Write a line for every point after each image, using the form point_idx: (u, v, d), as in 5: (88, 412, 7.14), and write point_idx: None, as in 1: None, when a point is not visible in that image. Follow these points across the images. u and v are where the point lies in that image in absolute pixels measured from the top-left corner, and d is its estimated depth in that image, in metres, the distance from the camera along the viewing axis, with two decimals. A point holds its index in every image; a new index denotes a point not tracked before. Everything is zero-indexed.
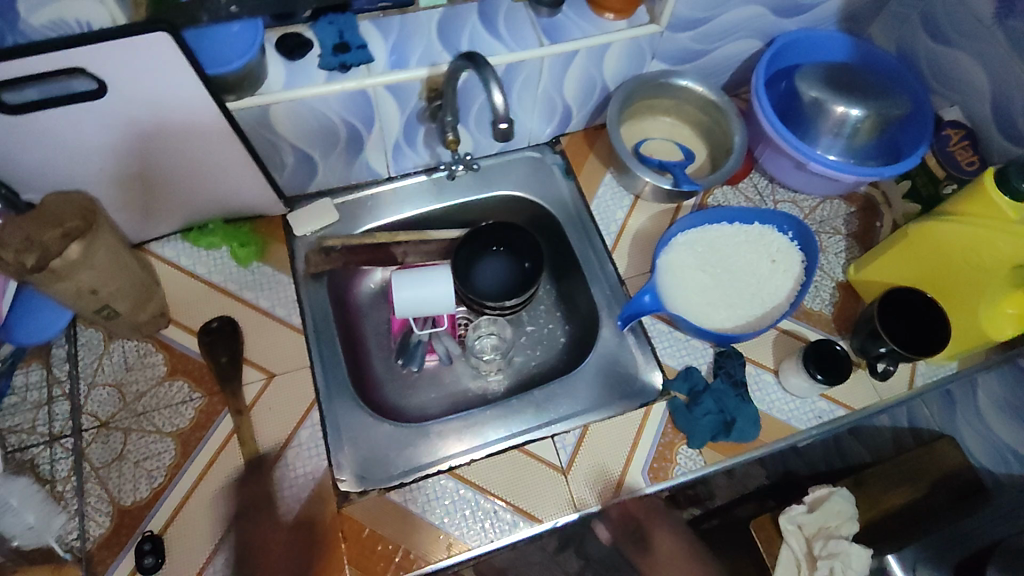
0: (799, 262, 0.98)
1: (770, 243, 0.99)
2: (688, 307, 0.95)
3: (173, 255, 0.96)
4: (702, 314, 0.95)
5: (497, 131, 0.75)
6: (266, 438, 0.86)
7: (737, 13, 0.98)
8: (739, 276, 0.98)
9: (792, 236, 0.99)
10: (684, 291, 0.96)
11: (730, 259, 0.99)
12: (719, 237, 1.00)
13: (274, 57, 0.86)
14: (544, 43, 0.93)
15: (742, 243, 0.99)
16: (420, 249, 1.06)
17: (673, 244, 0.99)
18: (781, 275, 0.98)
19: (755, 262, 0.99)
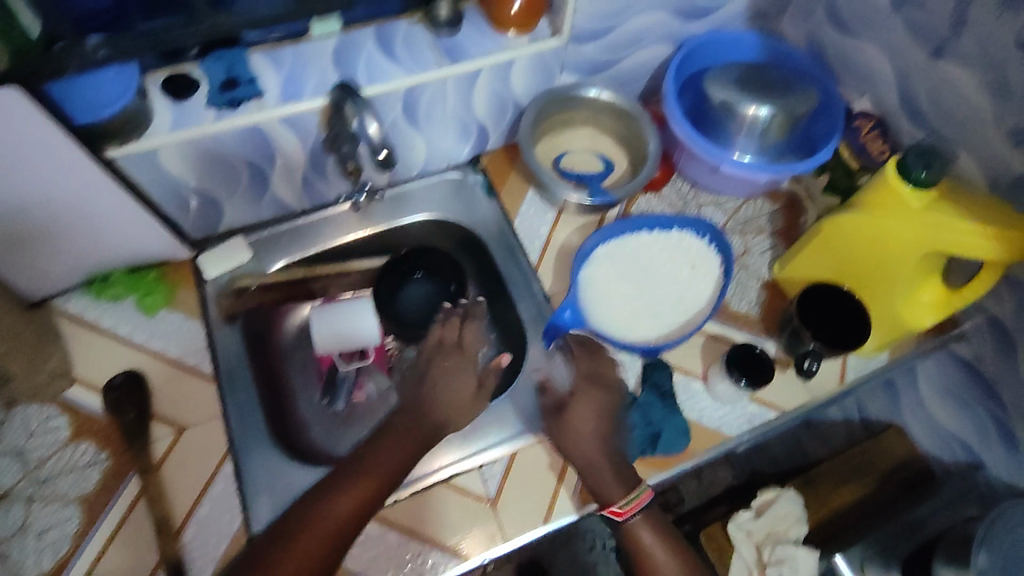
0: (719, 266, 0.97)
1: (690, 249, 0.98)
2: (613, 318, 0.94)
3: (76, 310, 0.92)
4: (626, 325, 0.94)
5: (378, 159, 0.81)
6: (177, 495, 0.82)
7: (639, 19, 0.97)
8: (663, 285, 0.96)
9: (711, 239, 0.98)
10: (608, 303, 0.95)
11: (651, 268, 0.97)
12: (641, 246, 0.98)
13: (158, 96, 0.82)
14: (444, 64, 0.91)
15: (663, 251, 0.98)
16: (341, 282, 1.03)
17: (594, 257, 0.97)
18: (703, 279, 0.97)
19: (676, 269, 0.97)
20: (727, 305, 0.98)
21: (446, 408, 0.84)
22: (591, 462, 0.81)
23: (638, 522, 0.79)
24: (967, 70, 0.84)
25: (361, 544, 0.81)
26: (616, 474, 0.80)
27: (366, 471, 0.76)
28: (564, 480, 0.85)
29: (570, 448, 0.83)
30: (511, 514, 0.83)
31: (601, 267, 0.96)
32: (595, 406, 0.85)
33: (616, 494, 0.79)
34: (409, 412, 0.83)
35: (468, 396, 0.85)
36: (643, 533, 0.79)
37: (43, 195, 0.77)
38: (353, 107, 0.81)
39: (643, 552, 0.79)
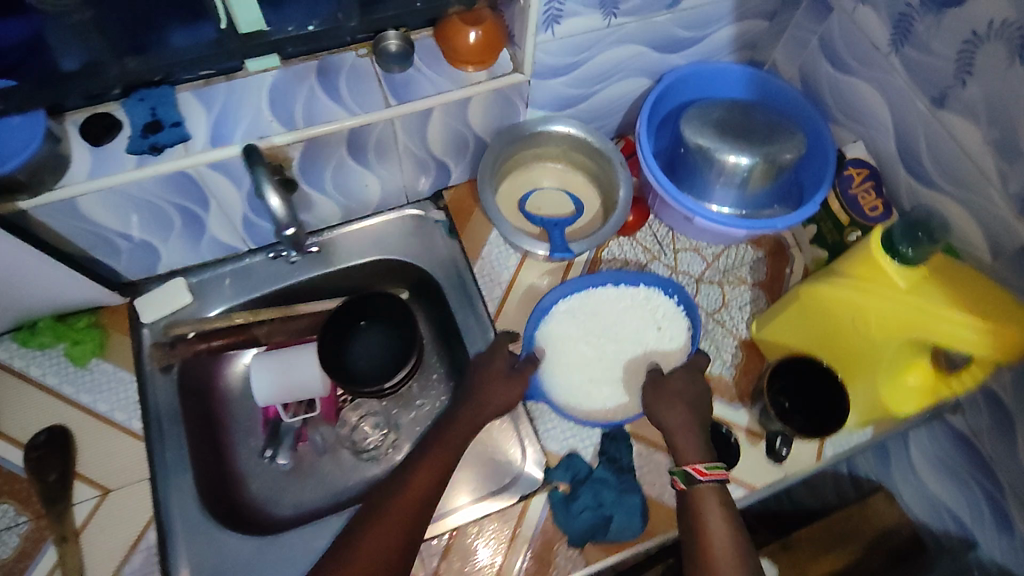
0: (686, 329, 0.92)
1: (657, 309, 0.92)
2: (570, 386, 0.89)
3: (5, 357, 0.88)
4: (585, 394, 0.89)
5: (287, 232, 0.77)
6: (95, 565, 0.78)
7: (612, 53, 0.90)
8: (625, 346, 0.92)
9: (678, 300, 0.92)
10: (565, 367, 0.90)
11: (615, 328, 0.92)
12: (606, 303, 0.93)
13: (76, 141, 0.77)
14: (392, 104, 0.83)
15: (627, 309, 0.93)
16: (287, 328, 0.97)
17: (555, 313, 0.92)
18: (670, 342, 0.91)
19: (640, 330, 0.92)
20: None
21: (488, 403, 0.83)
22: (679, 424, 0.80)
23: (710, 490, 0.75)
24: (971, 123, 0.74)
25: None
26: (702, 444, 0.79)
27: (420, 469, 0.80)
28: (509, 561, 0.80)
29: (661, 413, 0.82)
30: None
31: (560, 324, 0.91)
32: (687, 385, 0.84)
33: (699, 458, 0.78)
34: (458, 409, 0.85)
35: (507, 392, 0.84)
36: (709, 500, 0.74)
37: None
38: (251, 171, 0.74)
39: (700, 518, 0.74)
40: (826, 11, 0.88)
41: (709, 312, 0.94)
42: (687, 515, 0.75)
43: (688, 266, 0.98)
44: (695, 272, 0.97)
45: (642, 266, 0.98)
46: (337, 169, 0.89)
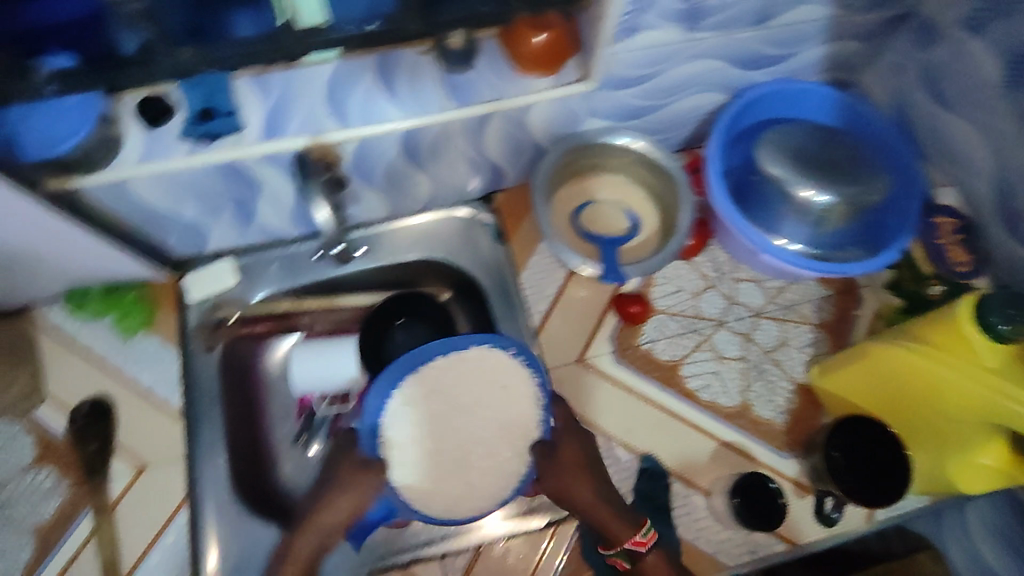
0: (532, 383, 0.78)
1: (489, 369, 0.77)
2: (434, 489, 0.75)
3: (56, 322, 0.90)
4: (447, 488, 0.76)
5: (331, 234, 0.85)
6: (130, 538, 0.81)
7: (687, 67, 0.83)
8: (470, 418, 0.77)
9: (516, 350, 0.78)
10: (419, 466, 0.76)
11: (460, 408, 0.77)
12: (433, 381, 0.77)
13: (130, 121, 0.75)
14: (450, 106, 0.80)
15: (463, 383, 0.78)
16: (330, 318, 0.97)
17: (391, 407, 0.76)
18: (518, 402, 0.78)
19: (479, 399, 0.78)
20: (747, 410, 0.87)
21: (348, 500, 0.74)
22: (590, 501, 0.75)
23: (655, 558, 0.75)
24: None
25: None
26: (620, 516, 0.74)
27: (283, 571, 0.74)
28: None
29: (571, 492, 0.75)
30: None
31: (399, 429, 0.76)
32: (576, 452, 0.77)
33: (629, 532, 0.74)
34: (309, 510, 0.75)
35: (366, 489, 0.73)
36: (658, 571, 0.75)
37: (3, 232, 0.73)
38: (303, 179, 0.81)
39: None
40: (934, 39, 0.81)
41: (765, 351, 0.91)
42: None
43: (747, 298, 0.94)
44: (754, 305, 0.93)
45: (698, 294, 0.93)
46: (388, 167, 0.87)
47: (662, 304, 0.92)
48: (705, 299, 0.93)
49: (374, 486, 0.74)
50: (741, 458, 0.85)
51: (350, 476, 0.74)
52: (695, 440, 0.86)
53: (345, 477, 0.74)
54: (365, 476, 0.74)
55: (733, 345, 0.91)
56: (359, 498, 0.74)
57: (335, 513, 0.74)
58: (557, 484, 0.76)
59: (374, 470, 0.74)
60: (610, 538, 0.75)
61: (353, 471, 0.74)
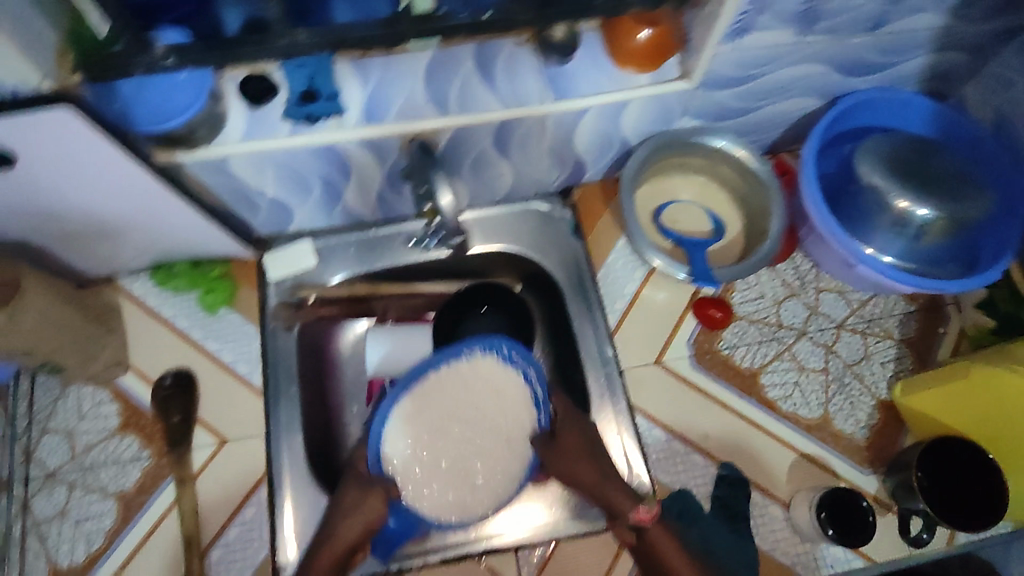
0: (526, 388, 0.82)
1: (483, 376, 0.82)
2: (443, 500, 0.80)
3: (141, 293, 0.91)
4: (450, 497, 0.80)
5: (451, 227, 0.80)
6: (210, 511, 0.82)
7: (790, 70, 0.81)
8: (468, 426, 0.82)
9: (509, 351, 0.81)
10: (425, 479, 0.81)
11: (458, 414, 0.82)
12: (433, 393, 0.81)
13: (235, 99, 0.75)
14: (548, 100, 0.79)
15: (461, 391, 0.82)
16: (404, 303, 0.98)
17: (399, 408, 0.81)
18: (511, 407, 0.82)
19: (476, 402, 0.82)
20: (828, 423, 0.87)
21: (352, 526, 0.76)
22: (594, 480, 0.78)
23: (659, 531, 0.75)
24: None
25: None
26: (623, 489, 0.77)
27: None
28: None
29: (572, 471, 0.79)
30: None
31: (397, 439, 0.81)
32: (581, 433, 0.81)
33: (630, 502, 0.76)
34: (327, 531, 0.77)
35: (373, 507, 0.77)
36: (659, 540, 0.75)
37: (104, 201, 0.75)
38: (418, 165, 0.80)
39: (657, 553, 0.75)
40: None
41: (848, 364, 0.90)
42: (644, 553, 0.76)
43: (830, 309, 0.93)
44: (837, 317, 0.92)
45: (780, 302, 0.92)
46: (477, 157, 0.87)
47: (743, 310, 0.92)
48: (786, 308, 0.92)
49: (380, 507, 0.77)
50: (822, 471, 0.84)
51: (356, 499, 0.77)
52: (774, 450, 0.85)
53: (347, 505, 0.77)
54: (368, 498, 0.77)
55: (815, 355, 0.90)
56: (367, 518, 0.76)
57: (345, 536, 0.76)
58: (562, 464, 0.79)
59: (376, 493, 0.78)
60: (613, 509, 0.76)
61: (359, 492, 0.78)
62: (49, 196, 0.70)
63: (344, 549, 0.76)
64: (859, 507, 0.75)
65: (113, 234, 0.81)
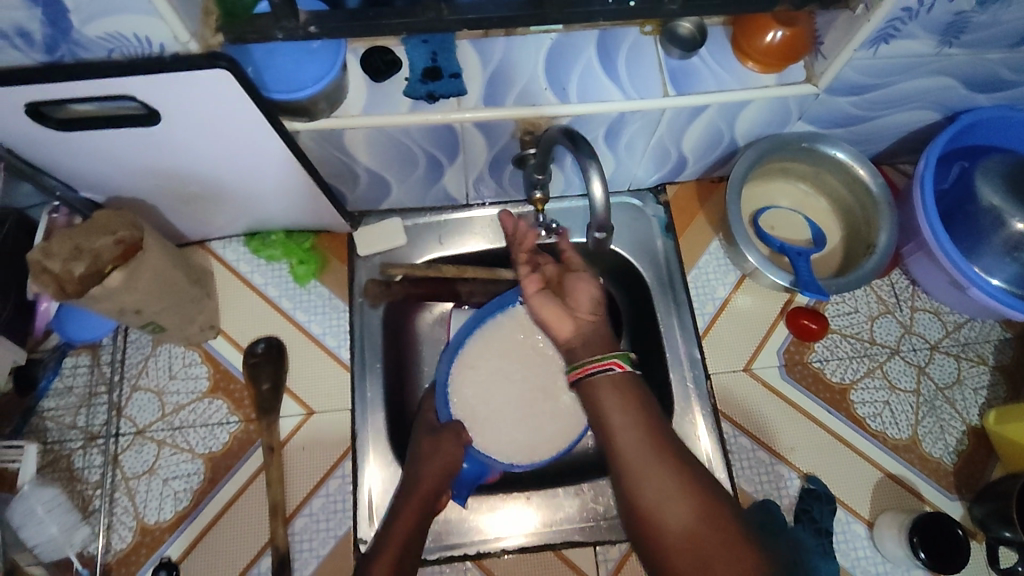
0: None
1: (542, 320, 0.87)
2: (510, 439, 0.83)
3: (233, 258, 0.92)
4: (521, 437, 0.84)
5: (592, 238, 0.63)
6: (295, 480, 0.83)
7: (918, 82, 0.79)
8: (532, 369, 0.86)
9: None
10: (490, 421, 0.84)
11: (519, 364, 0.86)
12: (496, 336, 0.86)
13: (358, 73, 0.75)
14: (669, 94, 0.76)
15: (524, 336, 0.86)
16: (487, 289, 0.94)
17: (465, 352, 0.85)
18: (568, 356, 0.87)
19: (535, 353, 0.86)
20: (917, 445, 0.86)
21: (432, 470, 0.78)
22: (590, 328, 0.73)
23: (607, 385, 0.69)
24: None
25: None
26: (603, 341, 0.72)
27: (391, 545, 0.73)
28: None
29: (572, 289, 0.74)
30: None
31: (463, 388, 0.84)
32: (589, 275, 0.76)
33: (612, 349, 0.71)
34: (412, 480, 0.78)
35: (449, 451, 0.79)
36: (610, 392, 0.69)
37: (218, 165, 0.73)
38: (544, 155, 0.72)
39: (608, 410, 0.69)
40: None
41: (940, 387, 0.88)
42: (591, 409, 0.70)
43: (925, 329, 0.91)
44: (932, 338, 0.90)
45: (874, 318, 0.91)
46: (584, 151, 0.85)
47: (836, 323, 0.91)
48: (880, 324, 0.91)
49: (456, 451, 0.79)
50: (909, 494, 0.84)
51: (432, 448, 0.79)
52: (861, 468, 0.85)
53: (424, 453, 0.79)
54: (442, 444, 0.79)
55: (907, 376, 0.89)
56: (446, 461, 0.78)
57: (429, 481, 0.77)
58: (542, 279, 0.77)
59: (449, 436, 0.80)
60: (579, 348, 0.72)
61: (433, 442, 0.80)
62: (172, 157, 0.70)
63: (430, 493, 0.76)
64: (953, 532, 0.75)
65: (220, 200, 0.81)
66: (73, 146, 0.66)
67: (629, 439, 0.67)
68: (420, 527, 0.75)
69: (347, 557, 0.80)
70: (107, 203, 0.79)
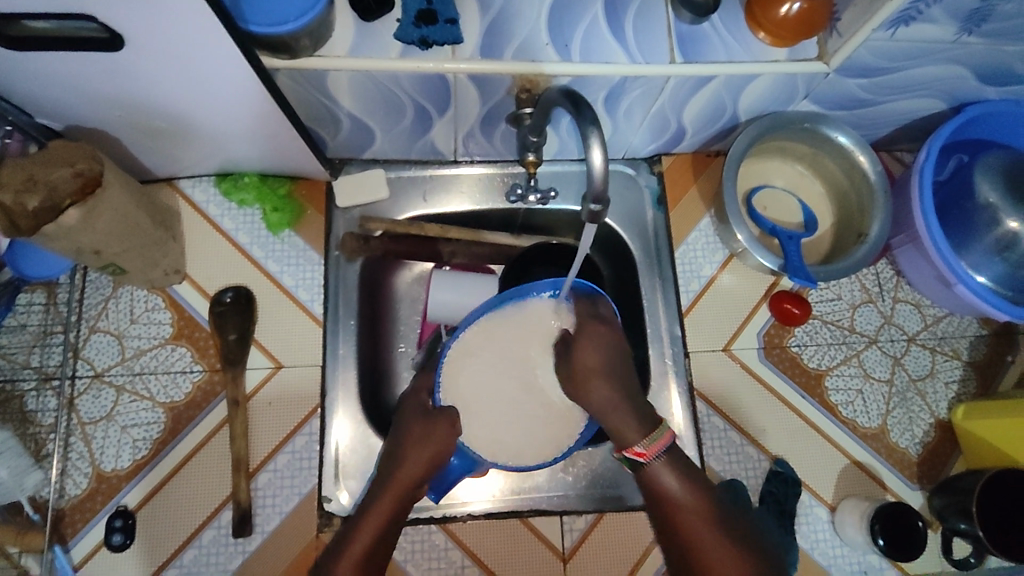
0: None
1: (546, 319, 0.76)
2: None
3: (202, 200, 0.87)
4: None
5: (586, 211, 0.58)
6: (259, 436, 0.81)
7: (932, 68, 0.76)
8: None
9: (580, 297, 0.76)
10: None
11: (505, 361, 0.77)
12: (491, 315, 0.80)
13: (346, 10, 0.69)
14: (675, 61, 0.72)
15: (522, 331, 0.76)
16: (470, 252, 0.91)
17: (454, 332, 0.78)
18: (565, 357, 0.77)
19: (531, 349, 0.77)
20: (885, 435, 0.87)
21: (416, 461, 0.72)
22: (606, 402, 0.69)
23: (661, 465, 0.67)
24: None
25: (442, 568, 0.80)
26: (637, 416, 0.68)
27: (360, 533, 0.68)
28: (645, 563, 0.82)
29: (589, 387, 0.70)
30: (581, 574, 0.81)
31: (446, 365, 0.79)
32: (608, 340, 0.71)
33: (637, 437, 0.67)
34: (390, 472, 0.72)
35: (439, 441, 0.72)
36: (663, 477, 0.66)
37: (188, 101, 0.68)
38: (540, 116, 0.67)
39: (662, 495, 0.66)
40: None
41: (913, 378, 0.89)
42: (650, 498, 0.67)
43: (904, 320, 0.91)
44: (910, 330, 0.91)
45: (856, 306, 0.91)
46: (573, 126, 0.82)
47: (818, 309, 0.91)
48: (861, 314, 0.91)
49: (448, 440, 0.73)
50: (872, 482, 0.85)
51: (422, 434, 0.73)
52: (829, 454, 0.86)
53: (413, 440, 0.73)
54: (433, 431, 0.73)
55: (882, 365, 0.89)
56: (435, 450, 0.72)
57: (410, 472, 0.71)
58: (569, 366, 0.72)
59: (442, 424, 0.74)
60: (618, 440, 0.68)
61: (424, 429, 0.73)
62: (137, 86, 0.64)
63: (408, 488, 0.71)
64: (914, 524, 0.78)
65: (191, 137, 0.76)
66: (25, 69, 0.60)
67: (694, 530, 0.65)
68: (395, 521, 0.69)
69: (309, 515, 0.79)
70: (66, 131, 0.73)
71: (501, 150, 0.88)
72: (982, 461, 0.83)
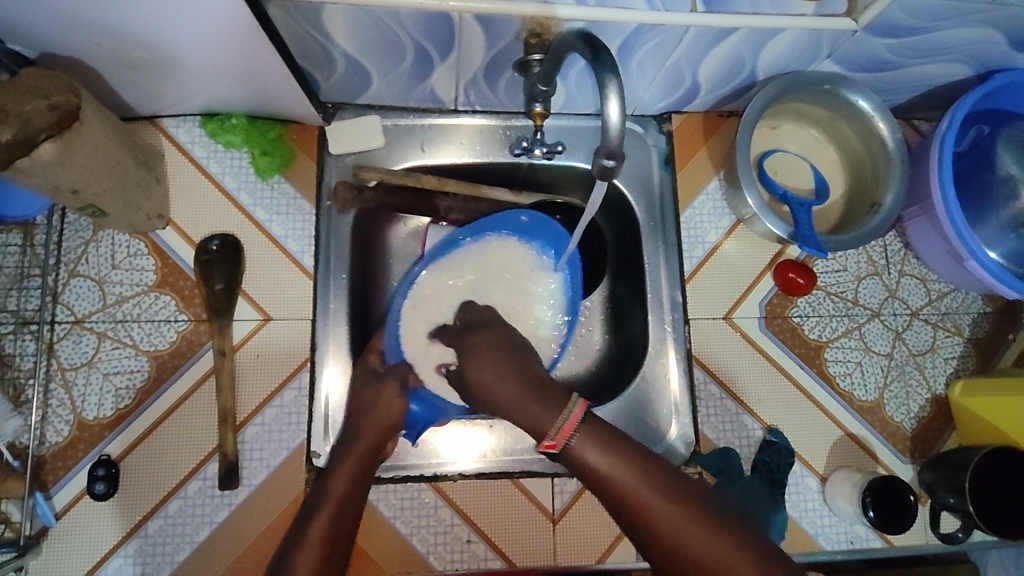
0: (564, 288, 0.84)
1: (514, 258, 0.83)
2: None
3: (187, 140, 0.82)
4: None
5: (598, 166, 0.55)
6: (246, 388, 0.78)
7: (965, 30, 0.72)
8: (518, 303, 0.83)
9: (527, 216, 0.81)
10: None
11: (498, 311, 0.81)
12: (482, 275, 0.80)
13: None
14: (697, 9, 0.67)
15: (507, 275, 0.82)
16: (469, 208, 0.86)
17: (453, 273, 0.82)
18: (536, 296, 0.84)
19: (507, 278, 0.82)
20: (880, 408, 0.86)
21: (376, 422, 0.73)
22: (511, 393, 0.65)
23: (585, 435, 0.61)
24: None
25: (431, 525, 0.79)
26: (540, 401, 0.63)
27: (333, 492, 0.65)
28: None
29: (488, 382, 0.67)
30: (568, 536, 0.81)
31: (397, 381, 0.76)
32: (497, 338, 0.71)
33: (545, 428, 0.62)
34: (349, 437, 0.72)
35: (392, 404, 0.74)
36: (591, 455, 0.60)
37: (172, 32, 0.63)
38: (551, 61, 0.63)
39: (596, 473, 0.60)
40: None
41: (913, 353, 0.88)
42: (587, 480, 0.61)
43: (908, 294, 0.89)
44: (913, 304, 0.89)
45: (861, 278, 0.89)
46: (582, 72, 0.76)
47: (822, 280, 0.89)
48: (865, 286, 0.89)
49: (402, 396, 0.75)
50: (864, 454, 0.85)
51: (374, 396, 0.74)
52: (823, 425, 0.85)
53: (365, 405, 0.74)
54: (383, 393, 0.75)
55: (883, 339, 0.88)
56: (388, 412, 0.73)
57: (371, 432, 0.72)
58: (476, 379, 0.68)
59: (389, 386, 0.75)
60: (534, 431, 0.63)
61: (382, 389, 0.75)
62: (116, 11, 0.59)
63: (369, 448, 0.70)
64: (907, 497, 0.77)
65: (176, 71, 0.71)
66: None
67: (652, 505, 0.58)
68: (364, 475, 0.68)
69: (296, 469, 0.77)
70: (40, 60, 0.67)
71: (504, 101, 0.84)
72: (975, 437, 0.83)
